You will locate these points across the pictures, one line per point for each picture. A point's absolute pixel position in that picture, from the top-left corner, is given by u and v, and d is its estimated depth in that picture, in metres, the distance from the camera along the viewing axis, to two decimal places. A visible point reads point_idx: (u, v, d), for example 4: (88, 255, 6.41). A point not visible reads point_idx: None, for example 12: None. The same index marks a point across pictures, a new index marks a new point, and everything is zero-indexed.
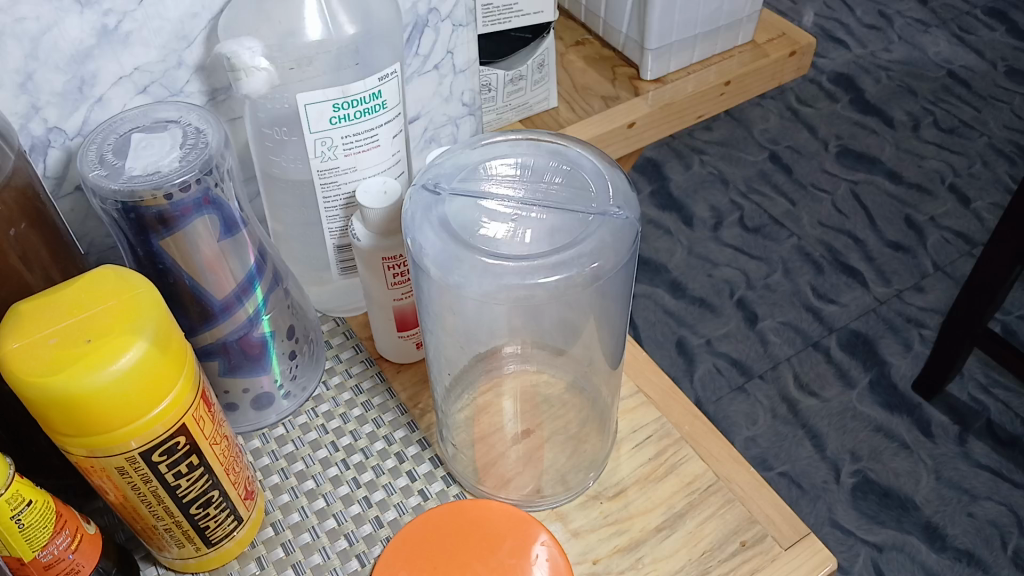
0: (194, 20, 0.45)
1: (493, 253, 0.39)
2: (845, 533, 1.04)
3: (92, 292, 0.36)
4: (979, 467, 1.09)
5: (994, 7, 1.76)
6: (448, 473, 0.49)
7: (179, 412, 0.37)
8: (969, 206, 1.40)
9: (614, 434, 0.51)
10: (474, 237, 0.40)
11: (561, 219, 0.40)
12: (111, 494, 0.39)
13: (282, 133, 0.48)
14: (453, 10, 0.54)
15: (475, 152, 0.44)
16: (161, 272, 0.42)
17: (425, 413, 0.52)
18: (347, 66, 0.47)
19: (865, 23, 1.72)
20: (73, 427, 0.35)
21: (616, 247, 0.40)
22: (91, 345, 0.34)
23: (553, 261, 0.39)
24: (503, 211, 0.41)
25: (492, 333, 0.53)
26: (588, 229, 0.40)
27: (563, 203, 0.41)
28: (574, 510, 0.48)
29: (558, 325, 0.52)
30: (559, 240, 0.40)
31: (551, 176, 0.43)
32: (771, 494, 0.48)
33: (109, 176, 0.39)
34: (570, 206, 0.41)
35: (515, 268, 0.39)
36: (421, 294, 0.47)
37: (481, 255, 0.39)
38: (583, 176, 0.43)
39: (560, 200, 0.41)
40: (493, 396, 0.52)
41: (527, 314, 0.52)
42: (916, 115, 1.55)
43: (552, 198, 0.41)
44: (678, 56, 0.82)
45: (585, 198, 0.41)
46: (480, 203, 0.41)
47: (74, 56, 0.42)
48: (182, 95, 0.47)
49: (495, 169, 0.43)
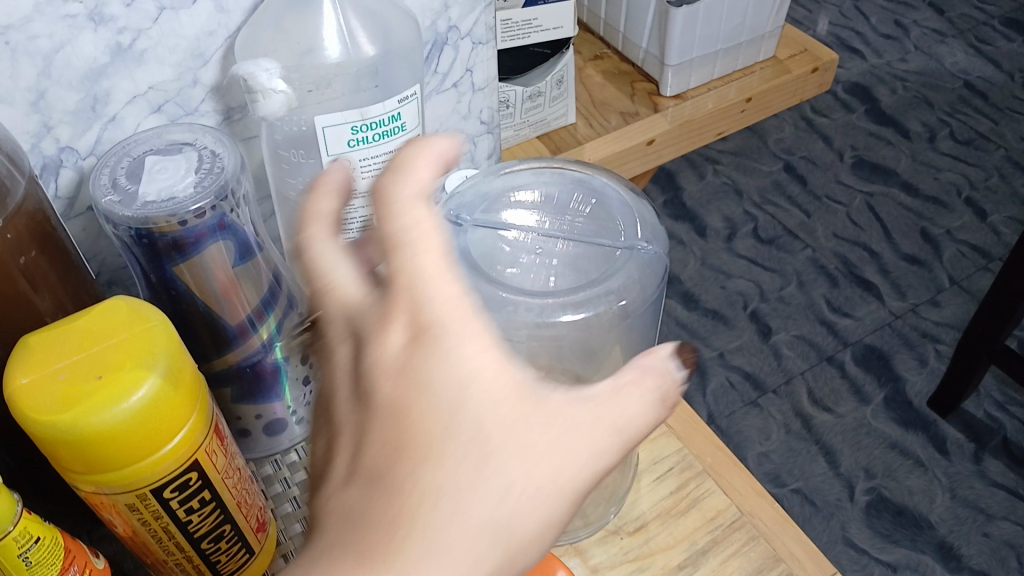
0: (210, 38, 0.44)
1: (516, 288, 0.38)
2: (859, 552, 1.02)
3: (102, 324, 0.35)
4: (995, 486, 1.07)
5: (1011, 18, 1.74)
6: None
7: (191, 447, 0.36)
8: (986, 219, 1.38)
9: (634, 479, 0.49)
10: (488, 269, 0.39)
11: (587, 252, 0.40)
12: (120, 528, 0.38)
13: (299, 156, 0.47)
14: (472, 27, 0.53)
15: (497, 180, 0.43)
16: (174, 297, 0.42)
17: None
18: (366, 88, 0.46)
19: (881, 32, 1.70)
20: (84, 464, 0.34)
21: (643, 292, 0.39)
22: (103, 381, 0.33)
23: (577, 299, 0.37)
24: (524, 242, 0.40)
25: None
26: (616, 265, 0.39)
27: (589, 236, 0.41)
28: (594, 545, 0.47)
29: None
30: (585, 277, 0.39)
31: (576, 209, 0.42)
32: (795, 530, 0.47)
33: (122, 202, 0.38)
34: (596, 239, 0.40)
35: (537, 303, 0.37)
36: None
37: (501, 289, 0.38)
38: (608, 209, 0.42)
39: (585, 233, 0.41)
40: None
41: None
42: (932, 126, 1.53)
43: (577, 231, 0.41)
44: (700, 71, 0.80)
45: (611, 231, 0.41)
46: (502, 235, 0.40)
47: (87, 75, 0.41)
48: (196, 114, 0.46)
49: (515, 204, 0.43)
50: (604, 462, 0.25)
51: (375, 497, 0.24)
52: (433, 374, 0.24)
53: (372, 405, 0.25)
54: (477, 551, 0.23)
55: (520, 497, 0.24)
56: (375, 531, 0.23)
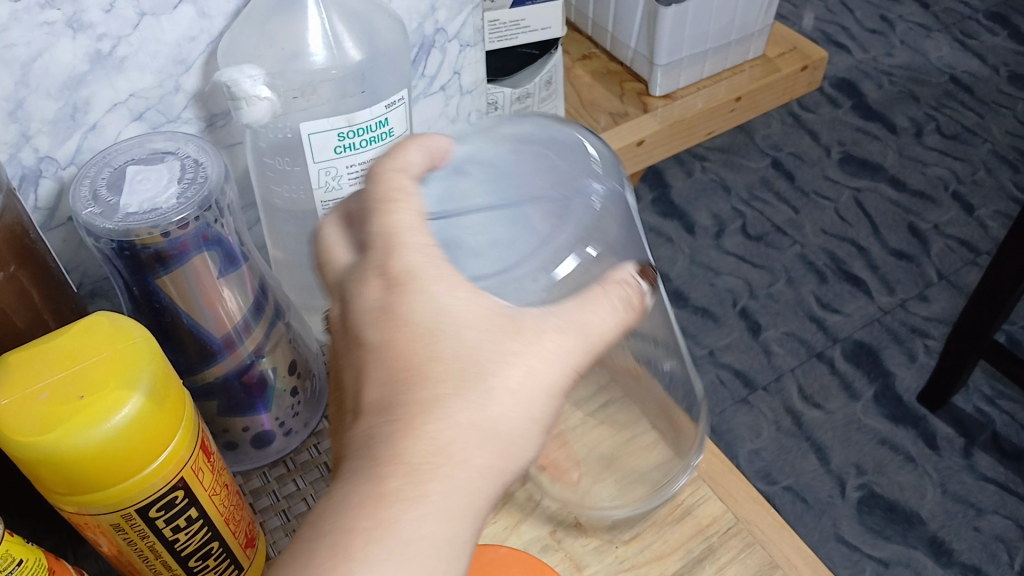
0: (192, 44, 0.43)
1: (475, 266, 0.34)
2: (851, 548, 1.01)
3: (83, 341, 0.34)
4: (985, 480, 1.07)
5: (996, 12, 1.74)
6: None
7: (176, 465, 0.35)
8: (973, 213, 1.38)
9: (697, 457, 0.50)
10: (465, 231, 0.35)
11: (536, 204, 0.37)
12: (105, 547, 0.37)
13: (284, 163, 0.46)
14: (460, 30, 0.52)
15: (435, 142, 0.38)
16: (157, 309, 0.41)
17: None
18: (353, 93, 0.45)
19: (867, 27, 1.70)
20: (68, 485, 0.33)
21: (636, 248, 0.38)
22: (84, 401, 0.32)
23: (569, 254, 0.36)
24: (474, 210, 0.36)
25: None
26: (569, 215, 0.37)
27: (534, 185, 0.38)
28: (590, 554, 0.47)
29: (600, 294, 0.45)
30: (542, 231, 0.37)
31: (514, 160, 0.39)
32: (792, 537, 0.48)
33: (104, 214, 0.37)
34: (541, 185, 0.38)
35: (531, 262, 0.35)
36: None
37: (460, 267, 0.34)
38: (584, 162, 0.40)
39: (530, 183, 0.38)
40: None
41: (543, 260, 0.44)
42: (919, 120, 1.53)
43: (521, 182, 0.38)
44: (689, 71, 0.79)
45: (555, 174, 0.38)
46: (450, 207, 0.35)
47: (66, 82, 0.40)
48: (178, 122, 0.45)
49: (465, 163, 0.38)
50: (570, 360, 0.31)
51: (381, 414, 0.29)
52: (418, 310, 0.29)
53: (367, 346, 0.30)
54: (468, 447, 0.28)
55: (506, 396, 0.29)
56: (384, 442, 0.28)
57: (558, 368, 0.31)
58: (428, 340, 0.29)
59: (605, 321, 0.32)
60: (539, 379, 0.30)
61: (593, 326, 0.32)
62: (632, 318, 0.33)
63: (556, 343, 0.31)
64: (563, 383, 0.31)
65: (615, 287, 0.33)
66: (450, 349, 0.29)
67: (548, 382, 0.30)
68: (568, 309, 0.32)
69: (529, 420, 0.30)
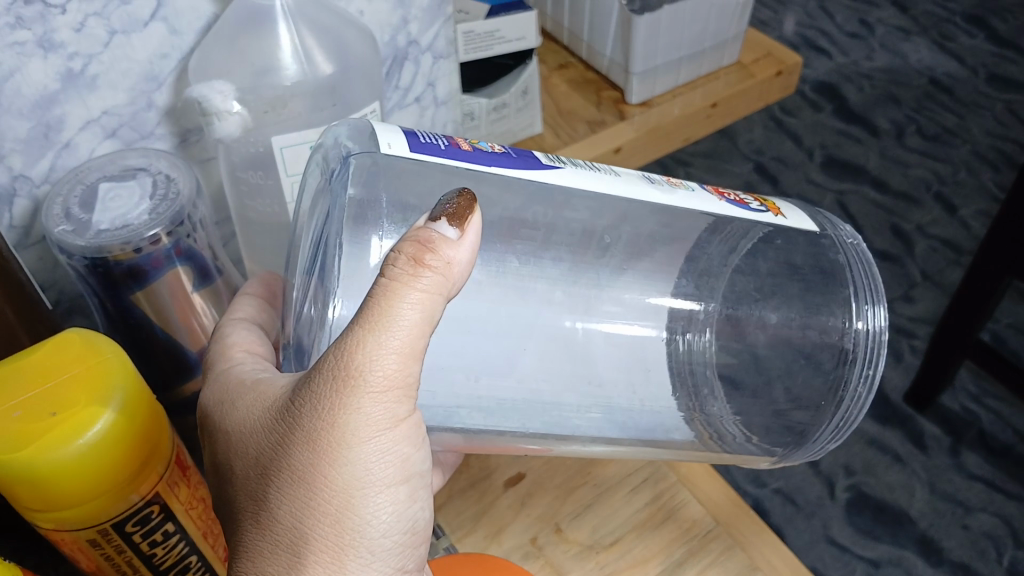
0: (164, 61, 0.43)
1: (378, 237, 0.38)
2: (841, 550, 0.91)
3: (56, 359, 0.34)
4: (973, 479, 0.99)
5: (974, 14, 1.57)
6: (451, 544, 0.49)
7: (152, 479, 0.36)
8: (956, 214, 1.27)
9: (887, 296, 0.44)
10: (298, 278, 0.38)
11: (358, 189, 0.38)
12: (83, 564, 0.37)
13: (257, 177, 0.46)
14: (433, 41, 0.53)
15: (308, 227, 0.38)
16: (133, 325, 0.42)
17: (451, 497, 0.51)
18: (325, 107, 0.46)
19: (847, 31, 1.49)
20: (42, 503, 0.33)
21: (521, 173, 0.36)
22: (57, 419, 0.32)
23: (382, 239, 0.38)
24: (354, 218, 0.38)
25: (614, 257, 0.44)
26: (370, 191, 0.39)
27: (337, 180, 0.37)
28: (573, 561, 0.48)
29: (670, 245, 0.45)
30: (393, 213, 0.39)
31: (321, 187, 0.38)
32: (771, 540, 0.49)
33: (76, 232, 0.38)
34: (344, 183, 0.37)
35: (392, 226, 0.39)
36: (424, 389, 0.39)
37: (375, 236, 0.38)
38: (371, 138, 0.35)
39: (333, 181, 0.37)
40: (486, 471, 0.52)
41: (615, 218, 0.44)
42: (900, 123, 1.35)
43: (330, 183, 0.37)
44: (665, 77, 0.80)
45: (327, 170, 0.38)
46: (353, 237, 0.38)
47: (39, 101, 0.40)
48: (151, 138, 0.46)
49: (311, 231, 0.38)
50: (347, 413, 0.29)
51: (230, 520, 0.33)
52: (228, 425, 0.33)
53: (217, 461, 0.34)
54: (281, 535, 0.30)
55: (296, 476, 0.30)
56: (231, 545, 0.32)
57: (341, 426, 0.29)
58: (234, 451, 0.32)
59: (368, 346, 0.28)
60: (322, 451, 0.29)
61: (356, 360, 0.28)
62: (417, 305, 0.28)
63: (323, 407, 0.29)
64: (361, 425, 0.29)
65: (389, 275, 0.28)
66: (250, 449, 0.31)
67: (343, 435, 0.29)
68: (329, 357, 0.29)
69: (354, 470, 0.30)
